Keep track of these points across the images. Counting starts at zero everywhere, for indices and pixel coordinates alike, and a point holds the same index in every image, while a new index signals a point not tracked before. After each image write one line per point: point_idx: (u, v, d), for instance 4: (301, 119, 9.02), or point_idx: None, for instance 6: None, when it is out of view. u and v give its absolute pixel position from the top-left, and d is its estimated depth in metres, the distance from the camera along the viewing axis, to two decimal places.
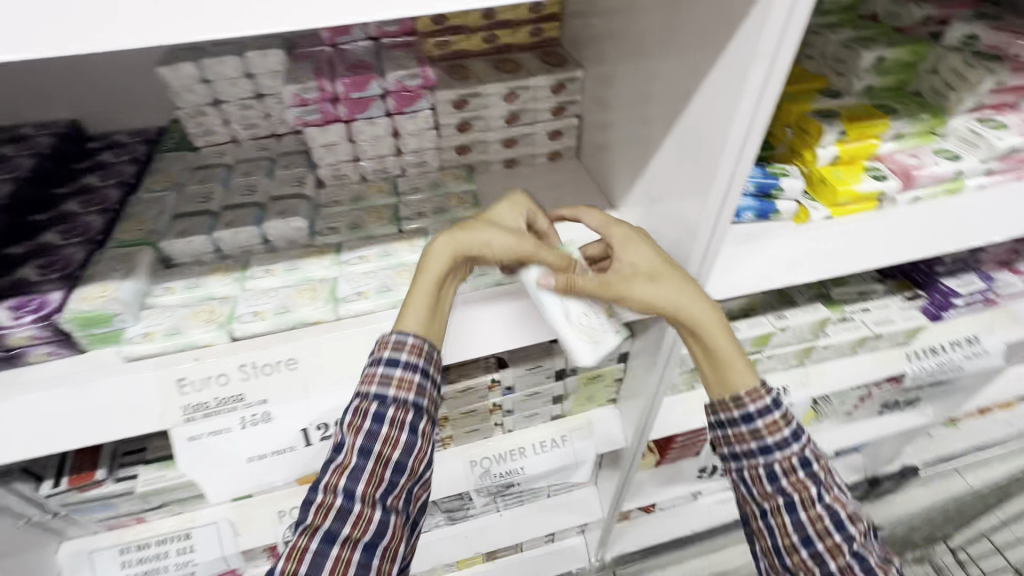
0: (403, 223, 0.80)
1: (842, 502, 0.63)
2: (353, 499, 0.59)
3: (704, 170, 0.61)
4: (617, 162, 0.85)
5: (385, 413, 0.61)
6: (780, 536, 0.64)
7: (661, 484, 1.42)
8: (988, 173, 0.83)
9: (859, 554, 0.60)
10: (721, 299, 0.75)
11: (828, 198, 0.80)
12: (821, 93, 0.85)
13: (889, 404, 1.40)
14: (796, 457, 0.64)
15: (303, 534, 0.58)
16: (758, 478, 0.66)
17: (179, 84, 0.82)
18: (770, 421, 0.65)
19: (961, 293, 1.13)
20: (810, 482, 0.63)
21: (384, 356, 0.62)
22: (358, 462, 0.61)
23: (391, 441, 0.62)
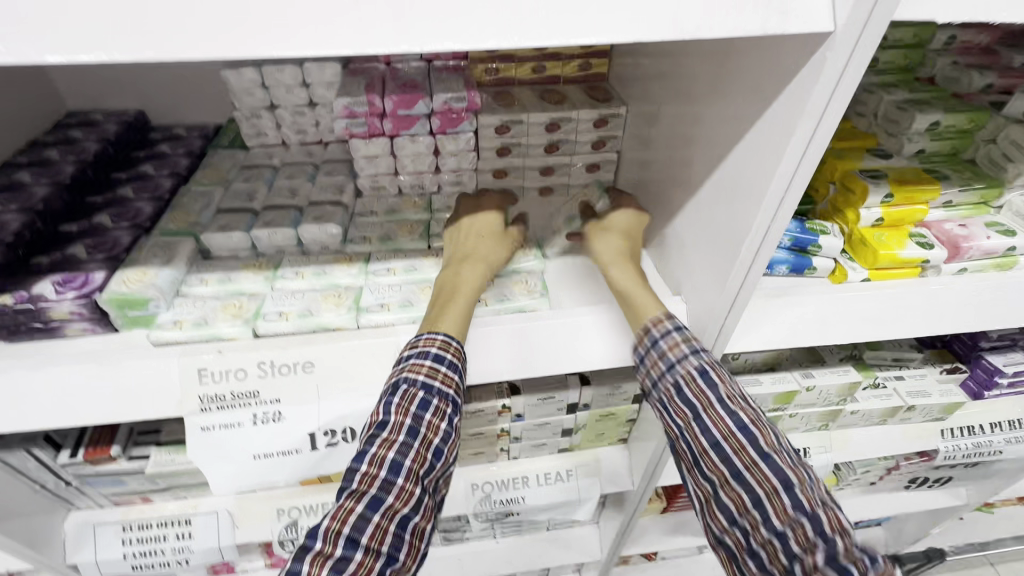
0: (432, 240, 0.81)
1: (758, 425, 0.59)
2: (399, 472, 0.59)
3: (740, 220, 0.60)
4: (654, 200, 0.85)
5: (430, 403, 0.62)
6: (710, 474, 0.60)
7: (666, 533, 1.37)
8: None
9: (787, 482, 0.54)
10: (743, 349, 0.75)
11: (867, 260, 0.77)
12: (869, 152, 0.84)
13: (918, 480, 1.33)
14: (697, 374, 0.63)
15: (346, 499, 0.58)
16: (680, 410, 0.63)
17: (240, 87, 0.87)
18: (670, 343, 0.66)
19: (1008, 372, 1.04)
20: (720, 407, 0.60)
21: (433, 352, 0.63)
22: (406, 437, 0.61)
23: (434, 426, 0.63)
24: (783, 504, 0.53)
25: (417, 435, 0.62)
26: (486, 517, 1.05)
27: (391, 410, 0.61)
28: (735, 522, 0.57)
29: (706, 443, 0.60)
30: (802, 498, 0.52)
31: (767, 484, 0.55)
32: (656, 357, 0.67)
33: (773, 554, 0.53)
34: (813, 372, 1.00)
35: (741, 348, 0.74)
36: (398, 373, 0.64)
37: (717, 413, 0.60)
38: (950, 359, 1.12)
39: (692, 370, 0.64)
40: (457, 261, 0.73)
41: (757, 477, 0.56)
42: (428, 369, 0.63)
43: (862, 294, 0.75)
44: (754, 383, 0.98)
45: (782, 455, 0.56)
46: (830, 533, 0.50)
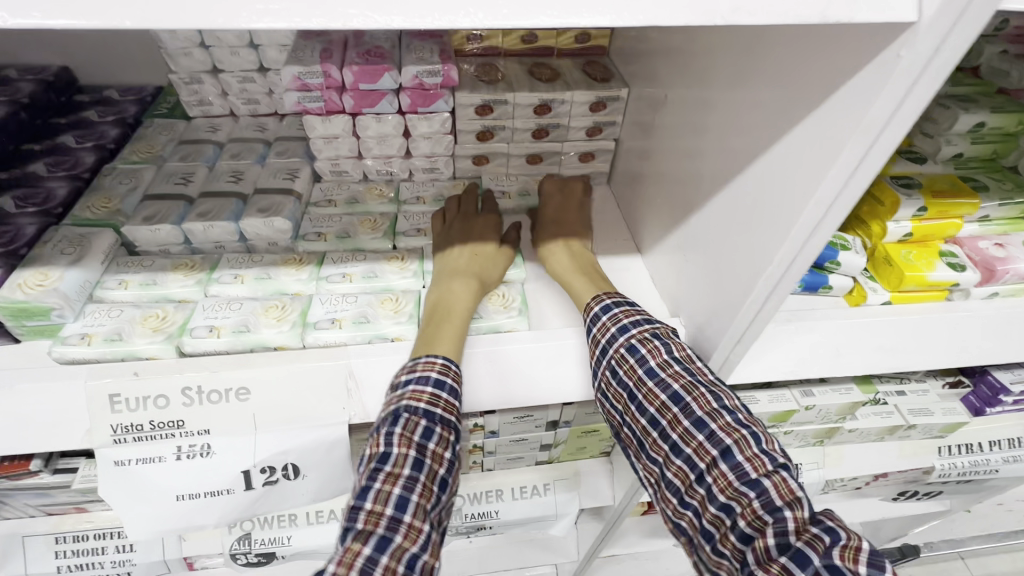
0: (398, 240, 0.71)
1: (693, 392, 0.51)
2: (406, 507, 0.47)
3: (760, 245, 0.51)
4: (653, 201, 0.74)
5: (435, 430, 0.51)
6: (654, 457, 0.52)
7: (644, 534, 1.33)
8: None
9: (727, 452, 0.47)
10: (747, 381, 0.66)
11: (891, 281, 0.68)
12: (901, 154, 0.73)
13: (906, 491, 1.28)
14: (627, 349, 0.56)
15: (350, 542, 0.44)
16: (617, 394, 0.56)
17: (175, 46, 0.73)
18: (600, 323, 0.59)
19: (1015, 390, 0.96)
20: (653, 381, 0.53)
21: (434, 377, 0.53)
22: (411, 469, 0.48)
23: (438, 455, 0.50)
24: (728, 476, 0.46)
25: (424, 466, 0.49)
26: (456, 530, 0.98)
27: (392, 440, 0.49)
28: (685, 505, 0.49)
29: (644, 422, 0.53)
30: (745, 467, 0.46)
31: (707, 458, 0.48)
32: (589, 341, 0.60)
33: (723, 538, 0.45)
34: (813, 388, 0.93)
35: (743, 378, 0.65)
36: (395, 401, 0.52)
37: (648, 386, 0.53)
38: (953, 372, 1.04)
39: (622, 346, 0.56)
40: (447, 273, 0.65)
41: (697, 451, 0.49)
42: (429, 395, 0.52)
43: (880, 319, 0.66)
44: (749, 401, 0.90)
45: (722, 420, 0.49)
46: (780, 507, 0.43)
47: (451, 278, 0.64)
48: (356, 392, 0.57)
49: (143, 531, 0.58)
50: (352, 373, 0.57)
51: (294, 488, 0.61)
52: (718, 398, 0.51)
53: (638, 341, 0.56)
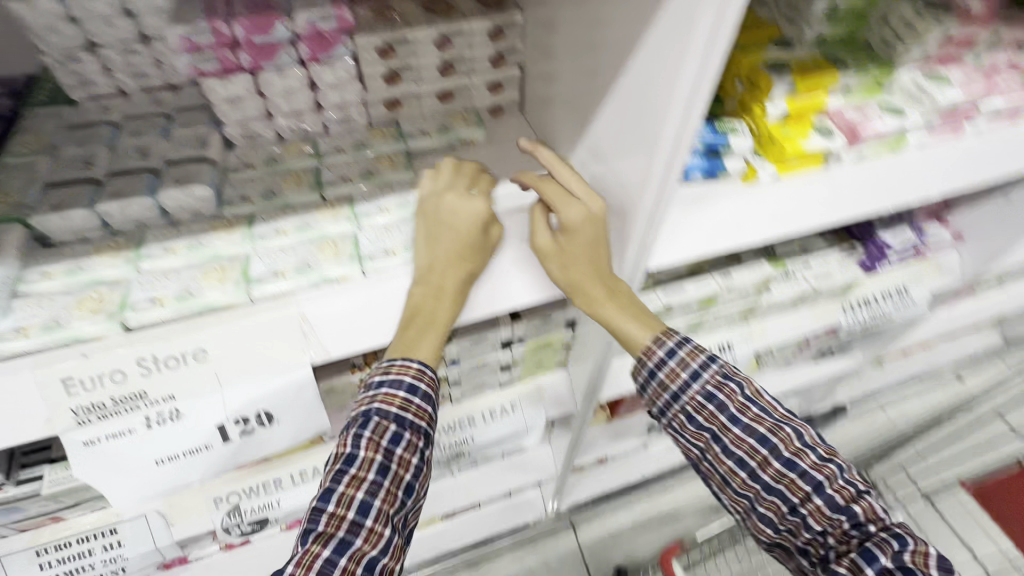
0: (326, 190, 0.72)
1: (780, 434, 0.63)
2: (367, 513, 0.57)
3: (648, 132, 0.57)
4: (562, 118, 0.79)
5: (401, 438, 0.61)
6: (741, 492, 0.65)
7: (613, 438, 1.46)
8: (930, 130, 0.81)
9: (819, 486, 0.61)
10: (667, 265, 0.73)
11: (776, 156, 0.77)
12: (773, 43, 0.82)
13: (825, 352, 1.47)
14: (705, 399, 0.67)
15: (313, 542, 0.55)
16: (697, 434, 0.67)
17: (40, 22, 0.68)
18: (669, 371, 0.68)
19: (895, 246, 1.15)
20: (738, 427, 0.65)
21: (407, 381, 0.63)
22: (374, 476, 0.59)
23: (405, 460, 0.61)
24: (818, 504, 0.61)
25: (387, 473, 0.60)
26: (439, 462, 1.05)
27: (361, 445, 0.59)
28: (778, 526, 0.64)
29: (729, 464, 0.65)
30: (835, 497, 0.60)
31: (804, 493, 0.61)
32: (656, 385, 0.69)
33: (821, 553, 0.62)
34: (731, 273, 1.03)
35: (663, 262, 0.73)
36: (368, 402, 0.62)
37: (734, 433, 0.65)
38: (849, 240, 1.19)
39: (700, 393, 0.67)
40: (430, 280, 0.62)
41: (789, 485, 0.62)
42: (401, 400, 0.63)
43: (767, 193, 0.76)
44: (679, 292, 1.00)
45: (808, 458, 0.62)
46: (864, 522, 0.60)
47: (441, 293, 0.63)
48: (312, 334, 0.60)
49: (123, 496, 0.63)
50: (302, 317, 0.60)
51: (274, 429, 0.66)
52: (799, 437, 0.63)
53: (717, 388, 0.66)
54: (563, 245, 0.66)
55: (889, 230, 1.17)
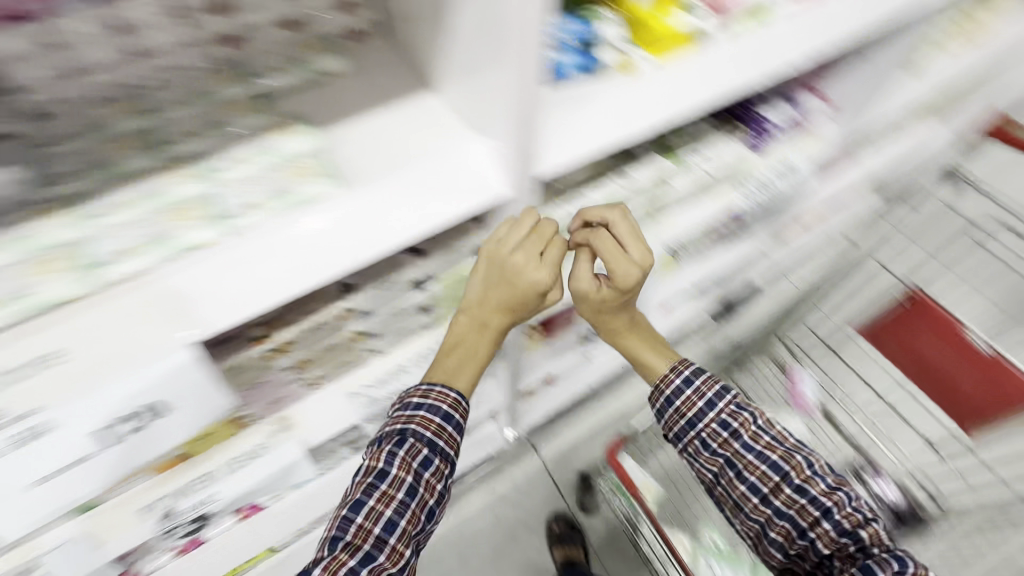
0: (166, 148, 0.61)
1: (791, 462, 0.76)
2: (392, 533, 0.70)
3: (498, 28, 0.56)
4: (414, 40, 0.71)
5: (432, 462, 0.75)
6: (754, 515, 0.78)
7: (552, 357, 1.49)
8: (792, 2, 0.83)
9: (827, 514, 0.72)
10: (558, 170, 0.69)
11: (648, 39, 0.76)
12: None
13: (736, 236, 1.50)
14: (721, 425, 0.80)
15: (340, 551, 0.68)
16: (711, 460, 0.81)
17: None
18: (684, 396, 0.83)
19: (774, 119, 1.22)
20: (751, 454, 0.77)
21: (443, 408, 0.78)
22: (404, 498, 0.72)
23: (432, 487, 0.75)
24: (826, 526, 0.72)
25: (416, 496, 0.73)
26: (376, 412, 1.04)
27: (394, 464, 0.72)
28: (785, 550, 0.77)
29: (737, 480, 0.78)
30: (843, 522, 0.71)
31: (812, 518, 0.73)
32: (672, 413, 0.84)
33: (826, 570, 0.75)
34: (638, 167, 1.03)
35: (557, 167, 0.69)
36: (404, 421, 0.76)
37: (747, 458, 0.78)
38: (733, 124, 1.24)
39: (716, 420, 0.81)
40: (476, 322, 0.81)
41: (769, 485, 0.76)
42: (435, 426, 0.77)
43: (649, 80, 0.74)
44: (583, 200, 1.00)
45: (814, 481, 0.74)
46: (870, 546, 0.70)
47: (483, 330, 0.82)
48: (185, 304, 0.55)
49: (6, 525, 0.59)
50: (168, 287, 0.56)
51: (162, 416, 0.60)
52: (808, 465, 0.75)
53: (741, 408, 0.80)
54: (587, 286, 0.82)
55: (768, 107, 1.23)
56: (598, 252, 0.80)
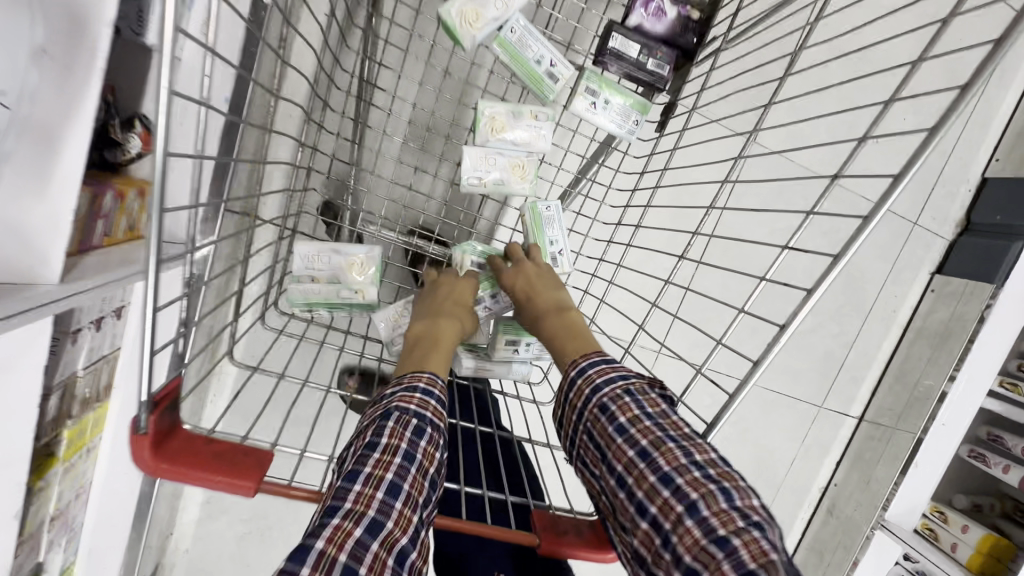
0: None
1: (664, 448, 0.42)
2: (399, 494, 0.40)
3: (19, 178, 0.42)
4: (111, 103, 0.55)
5: (423, 431, 0.44)
6: (622, 522, 0.43)
7: None
8: (633, 17, 0.62)
9: (692, 507, 0.39)
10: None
11: None
12: None
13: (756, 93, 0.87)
14: (602, 411, 0.46)
15: (336, 518, 0.38)
16: (591, 457, 0.47)
17: None
18: (575, 388, 0.49)
19: (662, 14, 0.63)
20: (621, 441, 0.44)
21: (422, 387, 0.47)
22: (402, 459, 0.42)
23: (429, 454, 0.44)
24: (676, 512, 0.39)
25: (414, 460, 0.42)
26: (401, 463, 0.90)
27: (404, 434, 0.43)
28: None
29: (614, 483, 0.44)
30: (711, 523, 0.38)
31: (672, 520, 0.39)
32: (564, 406, 0.50)
33: None
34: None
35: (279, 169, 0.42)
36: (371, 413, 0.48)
37: (617, 445, 0.44)
38: (653, 90, 0.66)
39: (594, 410, 0.47)
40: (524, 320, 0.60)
41: (662, 510, 0.40)
42: (418, 400, 0.46)
43: None
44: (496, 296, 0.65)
45: (690, 474, 0.41)
46: (726, 537, 0.37)
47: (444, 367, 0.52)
48: None
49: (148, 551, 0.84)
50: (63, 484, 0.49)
51: (102, 380, 0.62)
52: (688, 453, 0.42)
53: (608, 399, 0.47)
54: (525, 298, 0.59)
55: None
56: (523, 273, 0.61)
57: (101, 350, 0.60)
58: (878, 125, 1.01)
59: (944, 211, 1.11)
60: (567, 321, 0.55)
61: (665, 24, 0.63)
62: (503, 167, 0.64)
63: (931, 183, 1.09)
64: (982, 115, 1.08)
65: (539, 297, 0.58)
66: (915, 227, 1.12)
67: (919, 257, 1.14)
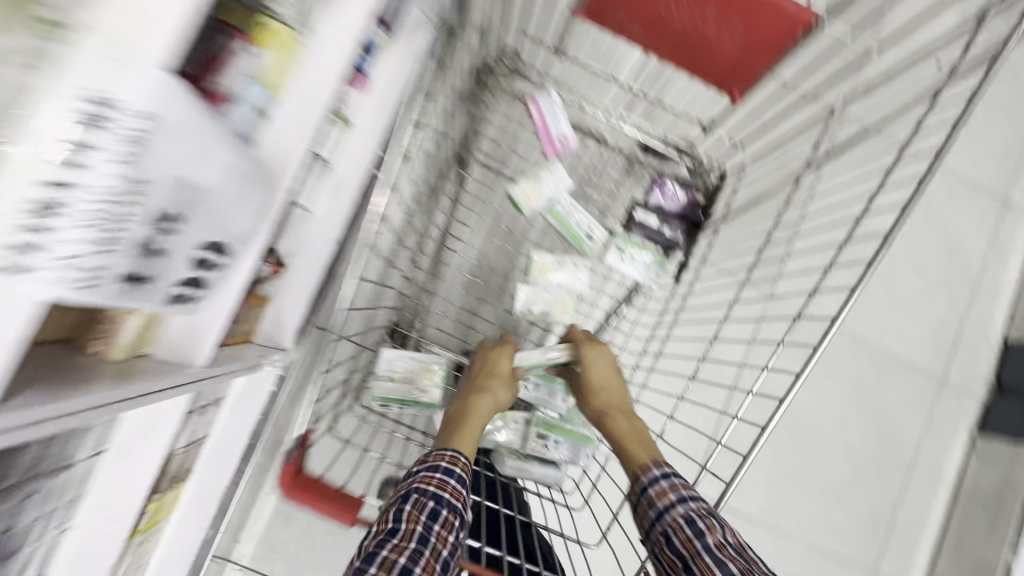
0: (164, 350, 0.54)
1: None
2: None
3: None
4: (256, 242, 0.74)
5: (436, 510, 0.49)
6: None
7: None
8: (650, 196, 0.84)
9: None
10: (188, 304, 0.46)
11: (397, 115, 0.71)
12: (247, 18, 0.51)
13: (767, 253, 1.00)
14: (689, 521, 0.50)
15: None
16: (669, 563, 0.49)
17: None
18: (658, 489, 0.53)
19: (671, 197, 0.83)
20: (709, 558, 0.47)
21: (442, 467, 0.53)
22: (415, 543, 0.46)
23: (443, 537, 0.48)
24: None
25: (428, 542, 0.47)
26: None
27: (408, 516, 0.48)
28: None
29: None
30: None
31: None
32: (643, 502, 0.54)
33: None
34: (606, 106, 0.88)
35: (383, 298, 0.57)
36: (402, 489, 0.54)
37: (704, 562, 0.47)
38: (669, 248, 0.85)
39: (680, 517, 0.50)
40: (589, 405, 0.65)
41: None
42: (437, 482, 0.52)
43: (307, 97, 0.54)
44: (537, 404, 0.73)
45: None
46: None
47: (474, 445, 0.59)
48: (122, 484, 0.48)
49: None
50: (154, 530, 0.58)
51: (189, 462, 0.71)
52: None
53: (695, 513, 0.50)
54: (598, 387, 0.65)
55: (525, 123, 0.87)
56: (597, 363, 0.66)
57: (198, 433, 0.71)
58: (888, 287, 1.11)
59: (971, 370, 1.15)
60: (636, 426, 0.61)
61: (678, 203, 0.84)
62: (548, 301, 0.78)
63: (952, 345, 1.15)
64: (991, 282, 1.16)
65: (609, 393, 0.64)
66: (946, 385, 1.14)
67: (953, 415, 1.14)
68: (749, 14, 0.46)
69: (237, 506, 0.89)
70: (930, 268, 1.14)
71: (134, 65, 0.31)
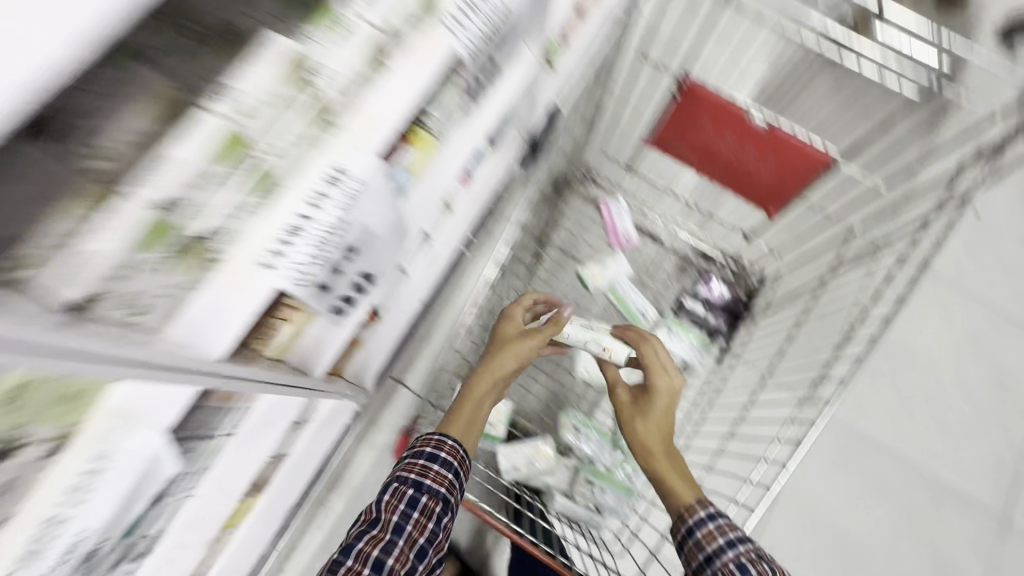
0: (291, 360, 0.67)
1: None
2: (382, 569, 0.52)
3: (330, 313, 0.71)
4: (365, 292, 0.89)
5: (416, 498, 0.58)
6: None
7: None
8: (697, 291, 0.98)
9: None
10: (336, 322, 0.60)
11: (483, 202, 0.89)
12: (412, 133, 0.66)
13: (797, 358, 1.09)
14: (738, 566, 0.54)
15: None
16: None
17: None
18: (706, 531, 0.58)
19: (715, 289, 0.97)
20: None
21: (427, 450, 0.62)
22: (393, 532, 0.55)
23: (421, 525, 0.57)
24: None
25: (403, 532, 0.55)
26: None
27: (382, 506, 0.57)
28: None
29: None
30: None
31: None
32: (691, 545, 0.58)
33: None
34: (666, 215, 1.03)
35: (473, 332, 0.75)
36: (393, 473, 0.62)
37: None
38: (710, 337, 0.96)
39: (730, 563, 0.54)
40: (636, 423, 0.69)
41: None
42: (419, 468, 0.60)
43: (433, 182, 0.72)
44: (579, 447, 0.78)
45: None
46: None
47: (473, 424, 0.67)
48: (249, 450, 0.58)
49: None
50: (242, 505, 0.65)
51: (271, 474, 0.80)
52: None
53: (744, 557, 0.54)
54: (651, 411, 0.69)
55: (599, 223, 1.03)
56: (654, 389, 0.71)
57: (285, 447, 0.80)
58: (938, 412, 1.13)
59: None
60: (674, 463, 0.66)
61: (722, 297, 0.97)
62: None
63: (1011, 482, 1.11)
64: None
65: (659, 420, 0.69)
66: (1008, 526, 1.09)
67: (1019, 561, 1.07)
68: (788, 153, 0.60)
69: (290, 529, 0.95)
70: (982, 400, 1.15)
71: (362, 149, 0.46)
